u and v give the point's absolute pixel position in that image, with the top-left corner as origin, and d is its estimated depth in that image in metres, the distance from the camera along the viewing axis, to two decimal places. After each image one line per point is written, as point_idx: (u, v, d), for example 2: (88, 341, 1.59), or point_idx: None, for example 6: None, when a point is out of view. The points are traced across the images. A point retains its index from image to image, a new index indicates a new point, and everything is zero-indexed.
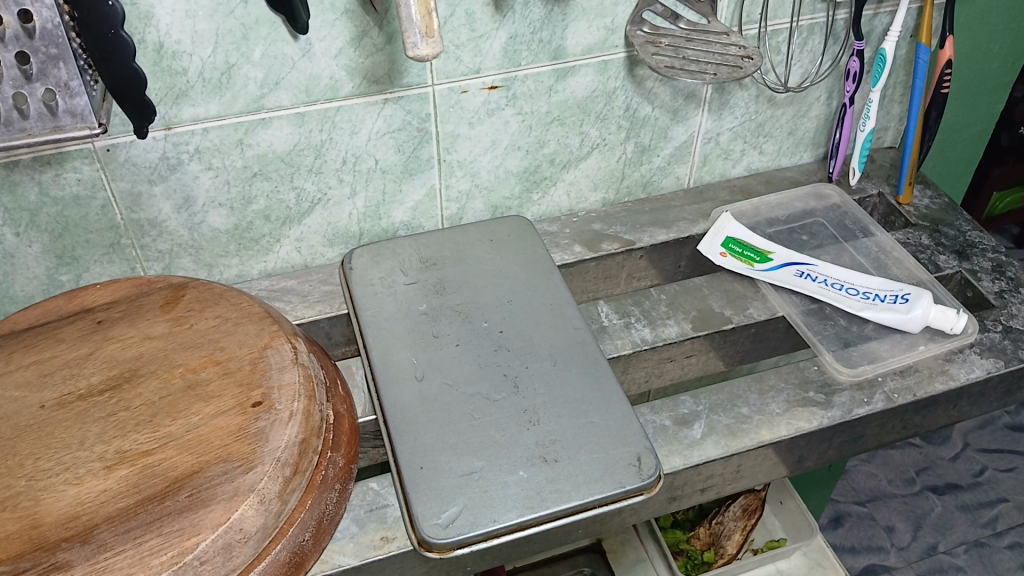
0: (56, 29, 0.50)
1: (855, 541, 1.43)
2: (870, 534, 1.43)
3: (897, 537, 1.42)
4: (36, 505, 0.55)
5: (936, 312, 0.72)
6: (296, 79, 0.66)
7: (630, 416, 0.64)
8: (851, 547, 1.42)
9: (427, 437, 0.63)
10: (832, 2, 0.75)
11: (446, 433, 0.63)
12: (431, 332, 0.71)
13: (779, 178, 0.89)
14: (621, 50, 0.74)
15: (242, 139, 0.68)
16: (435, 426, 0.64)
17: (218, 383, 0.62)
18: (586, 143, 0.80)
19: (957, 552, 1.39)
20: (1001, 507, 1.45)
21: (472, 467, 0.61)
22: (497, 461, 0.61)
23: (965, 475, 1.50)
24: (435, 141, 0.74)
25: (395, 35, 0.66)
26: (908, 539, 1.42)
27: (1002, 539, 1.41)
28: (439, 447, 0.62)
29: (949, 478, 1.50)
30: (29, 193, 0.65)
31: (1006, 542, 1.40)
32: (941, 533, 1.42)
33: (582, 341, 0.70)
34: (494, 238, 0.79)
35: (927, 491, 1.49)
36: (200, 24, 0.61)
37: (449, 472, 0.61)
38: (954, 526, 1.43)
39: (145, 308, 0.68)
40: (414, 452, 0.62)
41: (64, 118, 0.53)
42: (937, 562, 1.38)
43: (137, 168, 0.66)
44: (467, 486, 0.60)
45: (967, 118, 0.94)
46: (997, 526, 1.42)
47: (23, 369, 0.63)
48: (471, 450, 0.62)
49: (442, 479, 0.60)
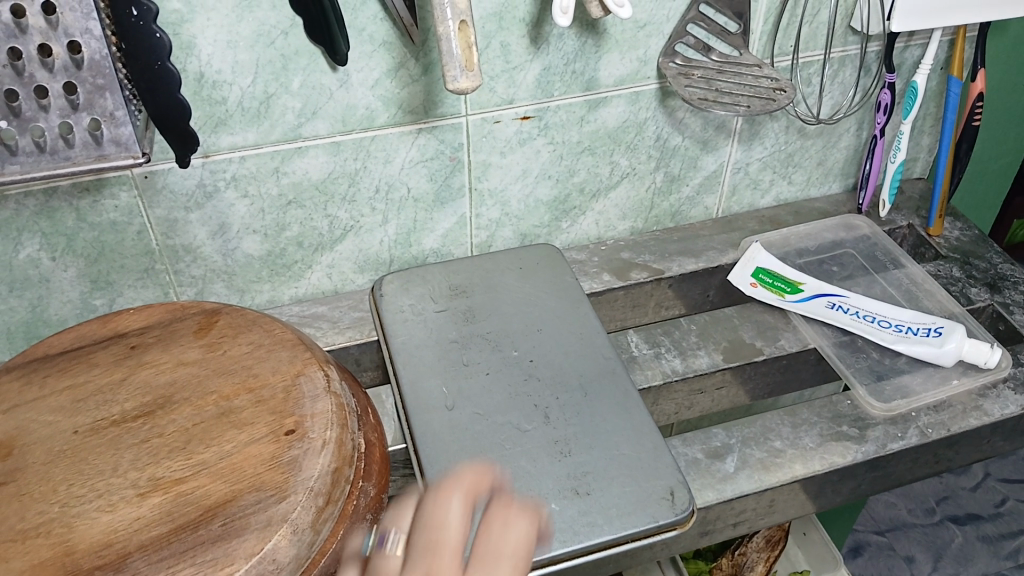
0: (103, 60, 0.50)
1: (874, 571, 1.41)
2: (890, 565, 1.41)
3: (917, 567, 1.40)
4: (70, 532, 0.55)
5: (969, 346, 0.71)
6: (333, 108, 0.67)
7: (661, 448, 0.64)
8: None
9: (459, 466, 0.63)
10: (864, 35, 0.76)
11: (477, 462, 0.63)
12: (463, 360, 0.71)
13: (808, 208, 0.89)
14: (653, 81, 0.74)
15: (278, 167, 0.68)
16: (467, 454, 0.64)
17: (251, 411, 0.62)
18: (617, 173, 0.80)
19: None
20: (1022, 539, 1.42)
21: None
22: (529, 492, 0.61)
23: (986, 506, 1.48)
24: (467, 170, 0.74)
25: (431, 66, 0.67)
26: (927, 570, 1.40)
27: None
28: None
29: (970, 508, 1.49)
30: (67, 219, 0.66)
31: None
32: (961, 564, 1.40)
33: (614, 371, 0.70)
34: (525, 265, 0.79)
35: (947, 522, 1.47)
36: (241, 54, 0.61)
37: None
38: (975, 558, 1.41)
39: (179, 333, 0.68)
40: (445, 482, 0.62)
41: (108, 147, 0.54)
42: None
43: (174, 195, 0.67)
44: None
45: (997, 149, 0.94)
46: (1019, 558, 1.40)
47: (57, 393, 0.64)
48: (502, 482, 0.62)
49: None
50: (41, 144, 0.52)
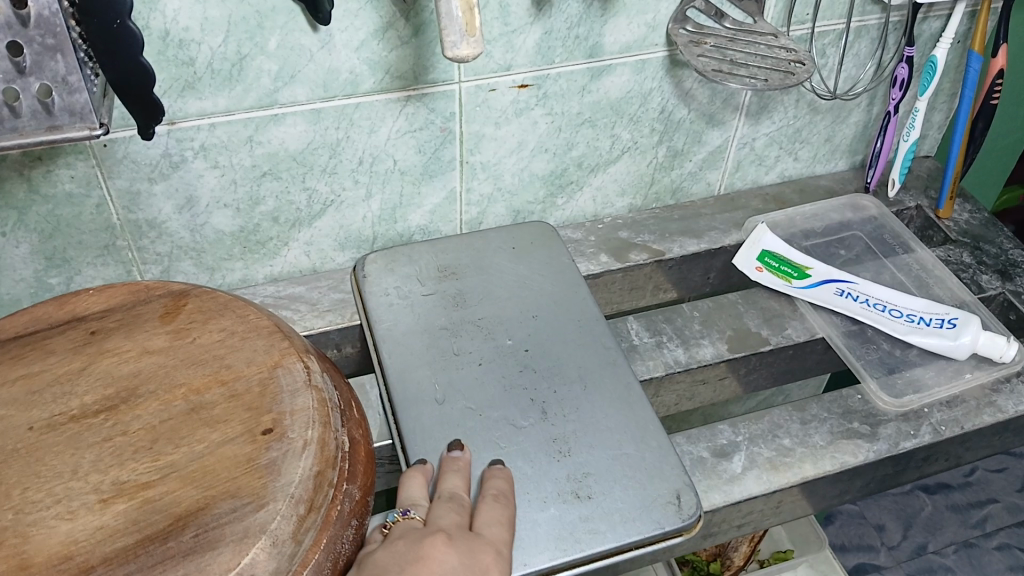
0: (54, 17, 0.44)
1: (845, 538, 1.40)
2: (861, 533, 1.40)
3: (887, 535, 1.39)
4: (25, 543, 0.50)
5: (985, 339, 0.68)
6: (313, 72, 0.60)
7: (666, 448, 0.59)
8: (842, 546, 1.39)
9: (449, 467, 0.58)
10: (885, 5, 0.71)
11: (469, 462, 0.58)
12: (453, 349, 0.66)
13: (814, 186, 0.85)
14: (661, 48, 0.69)
15: (252, 136, 0.62)
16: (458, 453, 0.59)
17: (225, 407, 0.57)
18: (617, 147, 0.75)
19: (947, 552, 1.36)
20: (990, 508, 1.41)
21: None
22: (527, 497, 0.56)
23: (956, 475, 1.47)
24: (459, 142, 0.69)
25: (423, 27, 0.60)
26: (898, 538, 1.39)
27: (992, 540, 1.36)
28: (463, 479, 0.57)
29: (942, 478, 1.48)
30: (17, 191, 0.59)
31: (995, 543, 1.36)
32: (931, 533, 1.39)
33: (615, 363, 0.65)
34: (518, 245, 0.73)
35: (918, 490, 1.46)
36: (211, 11, 0.55)
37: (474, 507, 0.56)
38: (944, 527, 1.40)
39: (143, 317, 0.62)
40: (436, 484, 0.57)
41: (61, 116, 0.47)
42: (928, 561, 1.35)
43: (137, 165, 0.61)
44: None
45: (1008, 127, 0.90)
46: (986, 527, 1.39)
47: (9, 385, 0.58)
48: None
49: None
50: None
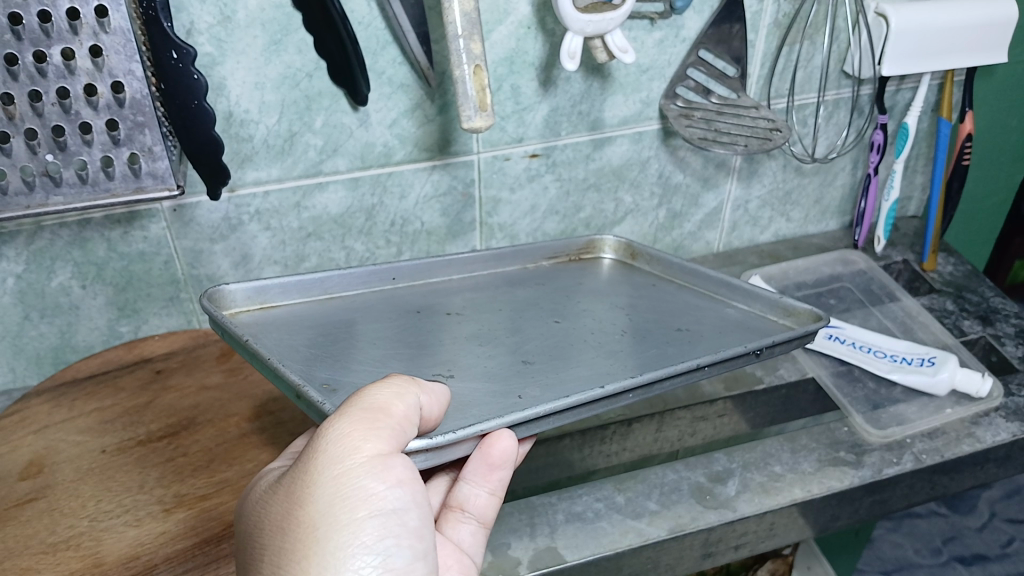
0: (144, 99, 0.55)
1: None
2: None
3: None
4: (98, 545, 0.56)
5: (962, 375, 0.74)
6: (353, 146, 0.70)
7: (659, 259, 0.76)
8: None
9: (340, 334, 0.61)
10: (856, 79, 0.81)
11: (376, 315, 0.66)
12: (545, 376, 0.58)
13: (806, 244, 0.94)
14: (655, 122, 0.78)
15: (300, 202, 0.72)
16: (378, 341, 0.62)
17: (267, 432, 0.67)
18: (621, 209, 0.83)
19: None
20: None
21: (517, 369, 0.59)
22: (344, 304, 0.66)
23: (993, 546, 1.34)
24: (477, 206, 0.78)
25: (446, 106, 0.71)
26: None
27: None
28: (462, 362, 0.60)
29: (976, 548, 1.34)
30: (98, 249, 0.68)
31: None
32: None
33: (728, 283, 0.71)
34: (622, 289, 0.73)
35: (954, 562, 1.33)
36: (268, 95, 0.65)
37: (506, 378, 0.58)
38: None
39: (202, 360, 0.74)
40: (438, 360, 0.60)
41: (145, 179, 0.58)
42: None
43: (201, 227, 0.70)
44: (531, 376, 0.58)
45: (989, 189, 0.97)
46: None
47: (85, 416, 0.67)
48: (488, 354, 0.61)
49: (508, 379, 0.58)
50: (84, 176, 0.56)
